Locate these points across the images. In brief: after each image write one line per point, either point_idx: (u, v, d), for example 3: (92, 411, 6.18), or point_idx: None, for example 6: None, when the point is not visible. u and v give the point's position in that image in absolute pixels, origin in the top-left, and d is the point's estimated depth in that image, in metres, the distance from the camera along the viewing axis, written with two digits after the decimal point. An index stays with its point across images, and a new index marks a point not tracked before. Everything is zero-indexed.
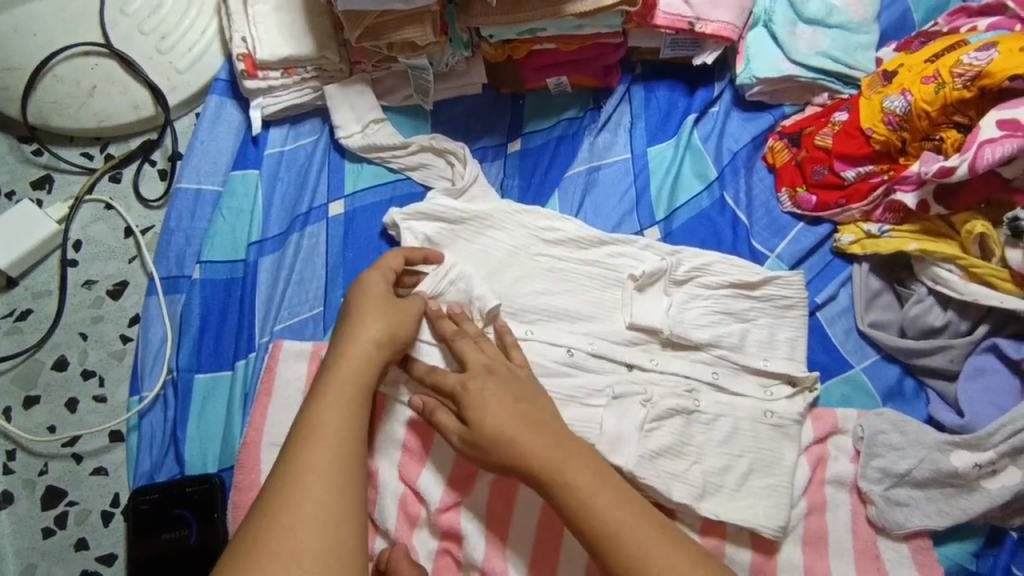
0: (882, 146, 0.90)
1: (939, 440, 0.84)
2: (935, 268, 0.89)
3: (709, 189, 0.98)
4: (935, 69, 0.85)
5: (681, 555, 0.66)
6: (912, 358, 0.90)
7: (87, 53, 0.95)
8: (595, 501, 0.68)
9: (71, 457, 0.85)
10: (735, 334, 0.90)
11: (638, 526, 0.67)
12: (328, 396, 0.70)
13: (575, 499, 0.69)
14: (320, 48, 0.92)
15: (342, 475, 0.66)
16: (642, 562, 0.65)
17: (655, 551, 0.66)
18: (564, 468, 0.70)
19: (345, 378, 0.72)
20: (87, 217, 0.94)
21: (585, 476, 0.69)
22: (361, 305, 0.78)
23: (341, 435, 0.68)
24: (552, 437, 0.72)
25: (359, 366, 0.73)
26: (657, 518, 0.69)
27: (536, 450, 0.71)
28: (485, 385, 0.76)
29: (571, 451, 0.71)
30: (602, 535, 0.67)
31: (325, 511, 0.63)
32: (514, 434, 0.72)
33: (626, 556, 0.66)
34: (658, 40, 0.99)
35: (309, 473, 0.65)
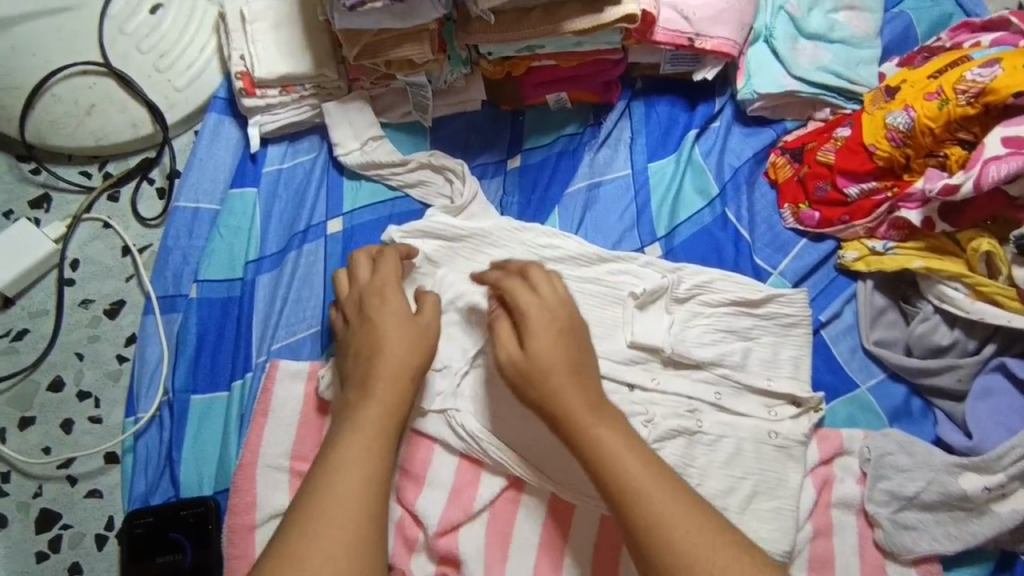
0: (885, 163, 0.89)
1: (948, 462, 0.83)
2: (941, 286, 0.88)
3: (710, 205, 0.97)
4: (938, 85, 0.84)
5: (707, 531, 0.63)
6: (919, 378, 0.89)
7: (85, 72, 0.94)
8: (621, 457, 0.67)
9: (66, 479, 0.85)
10: (737, 352, 0.89)
11: (667, 497, 0.64)
12: (361, 419, 0.69)
13: (604, 460, 0.67)
14: (318, 66, 0.91)
15: (369, 504, 0.64)
16: (661, 522, 0.63)
17: (681, 525, 0.63)
18: (596, 427, 0.69)
19: (375, 400, 0.70)
20: (84, 237, 0.93)
21: (616, 439, 0.68)
22: (381, 330, 0.75)
23: (371, 458, 0.66)
24: (588, 395, 0.70)
25: (388, 394, 0.70)
26: (687, 490, 0.66)
27: (572, 402, 0.70)
28: (547, 313, 0.74)
29: (603, 412, 0.70)
30: (628, 499, 0.65)
31: (349, 529, 0.62)
32: (558, 381, 0.70)
33: (647, 512, 0.64)
34: (658, 55, 0.97)
35: (336, 488, 0.64)
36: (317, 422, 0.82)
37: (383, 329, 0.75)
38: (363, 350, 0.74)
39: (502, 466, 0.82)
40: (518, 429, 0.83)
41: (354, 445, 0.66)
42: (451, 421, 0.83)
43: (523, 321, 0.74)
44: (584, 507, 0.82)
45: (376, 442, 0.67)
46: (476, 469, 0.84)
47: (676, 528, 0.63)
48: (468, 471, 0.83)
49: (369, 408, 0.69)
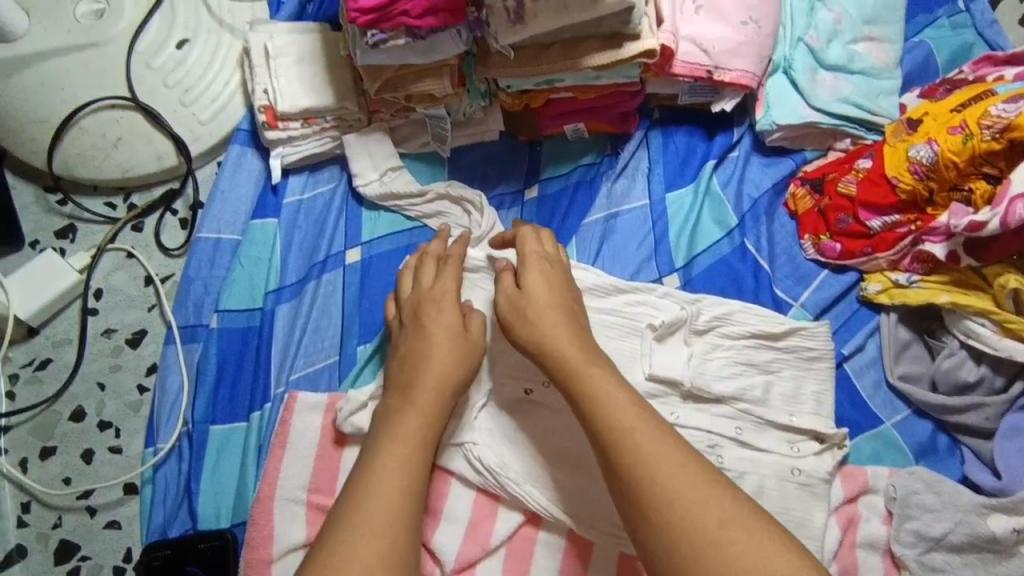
0: (908, 196, 0.88)
1: (976, 503, 0.81)
2: (966, 321, 0.86)
3: (729, 236, 0.96)
4: (961, 119, 0.83)
5: (685, 470, 0.65)
6: (945, 415, 0.88)
7: (113, 106, 0.96)
8: (602, 395, 0.71)
9: (86, 510, 0.85)
10: (758, 387, 0.88)
11: (648, 433, 0.67)
12: (402, 427, 0.70)
13: (589, 399, 0.71)
14: (340, 99, 0.93)
15: (410, 507, 0.66)
16: (632, 454, 0.66)
17: (660, 462, 0.66)
18: (583, 367, 0.73)
19: (417, 411, 0.72)
20: (108, 267, 0.95)
21: (602, 380, 0.72)
22: (430, 345, 0.76)
23: (415, 467, 0.68)
24: (577, 338, 0.75)
25: (427, 406, 0.72)
26: (669, 432, 0.68)
27: (561, 343, 0.75)
28: (543, 266, 0.81)
29: (592, 354, 0.74)
30: (609, 432, 0.68)
31: (395, 528, 0.64)
32: (548, 321, 0.76)
33: (620, 442, 0.67)
34: (676, 87, 0.97)
35: (377, 490, 0.66)
36: (335, 454, 0.82)
37: (432, 343, 0.76)
38: (413, 360, 0.76)
39: (519, 500, 0.82)
40: (536, 458, 0.83)
41: (397, 453, 0.68)
42: (469, 454, 0.82)
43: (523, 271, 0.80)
44: (602, 544, 0.81)
45: (417, 453, 0.69)
46: (493, 503, 0.83)
47: (645, 458, 0.66)
48: (484, 505, 0.83)
49: (408, 417, 0.71)
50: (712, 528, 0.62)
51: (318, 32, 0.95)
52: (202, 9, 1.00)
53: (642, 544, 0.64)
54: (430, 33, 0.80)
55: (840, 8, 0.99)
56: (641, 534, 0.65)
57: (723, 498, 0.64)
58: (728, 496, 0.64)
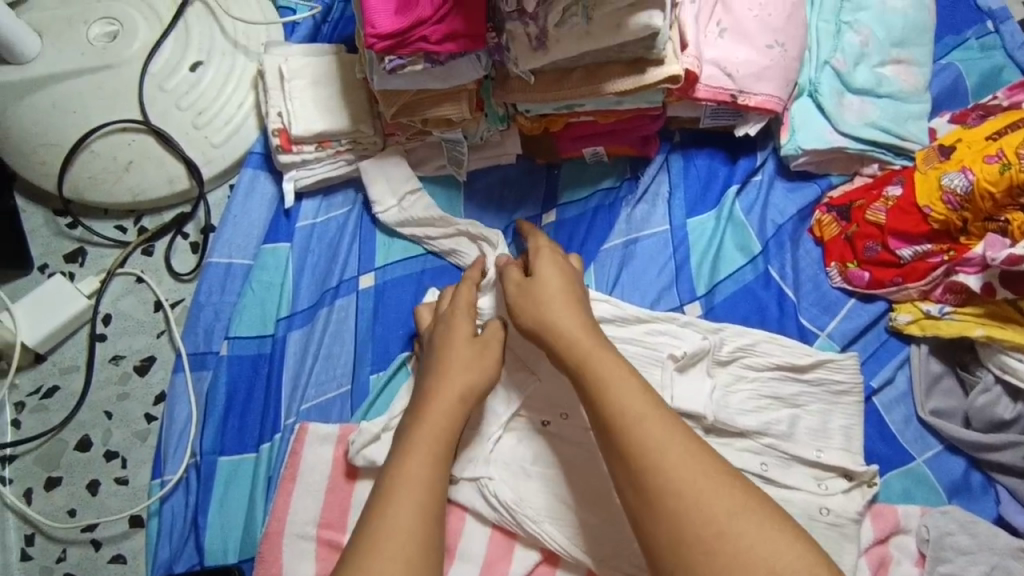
0: (941, 225, 0.84)
1: (1013, 546, 0.78)
2: (1002, 356, 0.84)
3: (752, 263, 0.93)
4: (998, 147, 0.80)
5: (694, 458, 0.62)
6: (979, 452, 0.84)
7: (125, 129, 0.94)
8: (608, 380, 0.67)
9: (90, 543, 0.83)
10: (784, 421, 0.84)
11: (656, 419, 0.64)
12: (424, 438, 0.68)
13: (596, 381, 0.68)
14: (355, 122, 0.91)
15: (434, 522, 0.63)
16: (640, 443, 0.63)
17: (668, 449, 0.62)
18: (591, 351, 0.70)
19: (439, 424, 0.69)
20: (117, 291, 0.93)
21: (609, 363, 0.69)
22: (446, 355, 0.74)
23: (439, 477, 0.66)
24: (586, 323, 0.73)
25: (443, 417, 0.69)
26: (679, 420, 0.65)
27: (569, 327, 0.72)
28: (554, 257, 0.79)
29: (600, 338, 0.71)
30: (615, 417, 0.65)
31: (421, 542, 0.61)
32: (556, 305, 0.74)
33: (627, 430, 0.64)
34: (699, 110, 0.95)
35: (399, 505, 0.63)
36: (346, 488, 0.80)
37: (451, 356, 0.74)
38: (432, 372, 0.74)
39: (536, 538, 0.79)
40: (555, 491, 0.80)
41: (421, 467, 0.66)
42: (484, 490, 0.80)
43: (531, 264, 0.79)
44: None
45: (440, 468, 0.66)
46: (509, 540, 0.80)
47: (653, 445, 0.62)
48: (500, 542, 0.80)
49: (427, 430, 0.69)
50: (722, 518, 0.58)
51: (334, 54, 0.93)
52: (216, 30, 0.98)
53: (647, 535, 0.61)
54: (449, 59, 0.78)
55: (867, 30, 0.97)
56: (645, 523, 0.61)
57: (734, 489, 0.60)
58: (737, 486, 0.61)
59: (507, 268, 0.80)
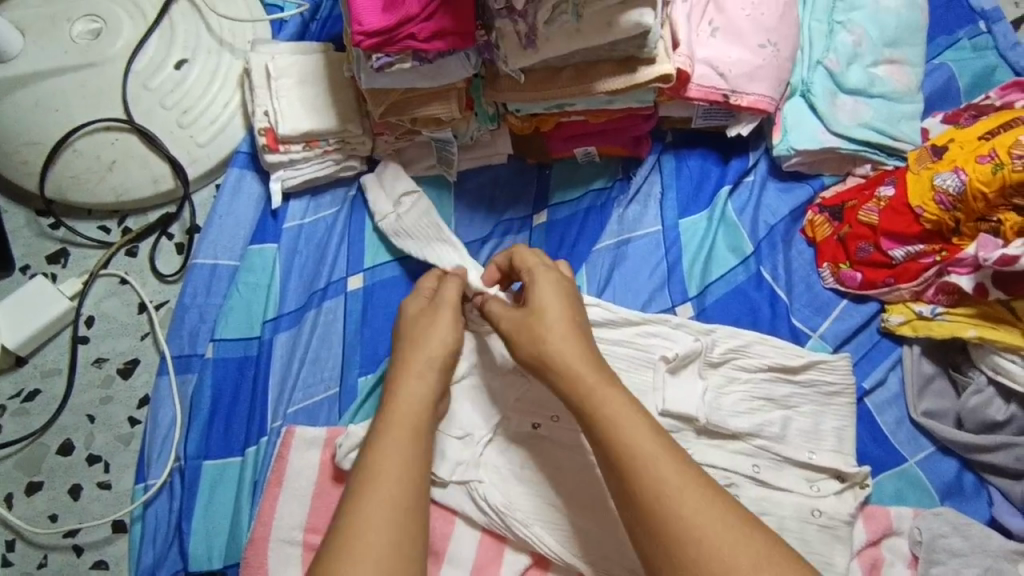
0: (933, 226, 0.84)
1: (1006, 548, 0.78)
2: (995, 357, 0.83)
3: (745, 263, 0.92)
4: (991, 147, 0.79)
5: (711, 504, 0.61)
6: (971, 453, 0.84)
7: (108, 128, 0.93)
8: (619, 420, 0.65)
9: (72, 549, 0.81)
10: (777, 423, 0.84)
11: (671, 464, 0.62)
12: (398, 417, 0.66)
13: (605, 423, 0.65)
14: (343, 121, 0.89)
15: (410, 512, 0.61)
16: (659, 490, 0.61)
17: (685, 496, 0.61)
18: (597, 388, 0.67)
19: (409, 399, 0.68)
20: (100, 293, 0.91)
21: (617, 402, 0.66)
22: (409, 330, 0.73)
23: (412, 452, 0.65)
24: (589, 353, 0.70)
25: (410, 402, 0.68)
26: (695, 464, 0.64)
27: (574, 360, 0.69)
28: (551, 272, 0.75)
29: (605, 373, 0.69)
30: (626, 459, 0.63)
31: (399, 537, 0.60)
32: (557, 336, 0.70)
33: (643, 476, 0.62)
34: (691, 110, 0.94)
35: (374, 496, 0.61)
36: (333, 492, 0.78)
37: (417, 322, 0.74)
38: (402, 340, 0.73)
39: (526, 542, 0.78)
40: (546, 496, 0.79)
41: (395, 452, 0.64)
42: (474, 493, 0.79)
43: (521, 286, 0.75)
44: None
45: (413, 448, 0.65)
46: (499, 544, 0.79)
47: (672, 493, 0.61)
48: (490, 546, 0.79)
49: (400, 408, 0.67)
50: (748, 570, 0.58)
51: (322, 53, 0.92)
52: (202, 28, 0.97)
53: None
54: (437, 57, 0.77)
55: (860, 30, 0.96)
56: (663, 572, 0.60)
57: (753, 536, 0.59)
58: (755, 533, 0.60)
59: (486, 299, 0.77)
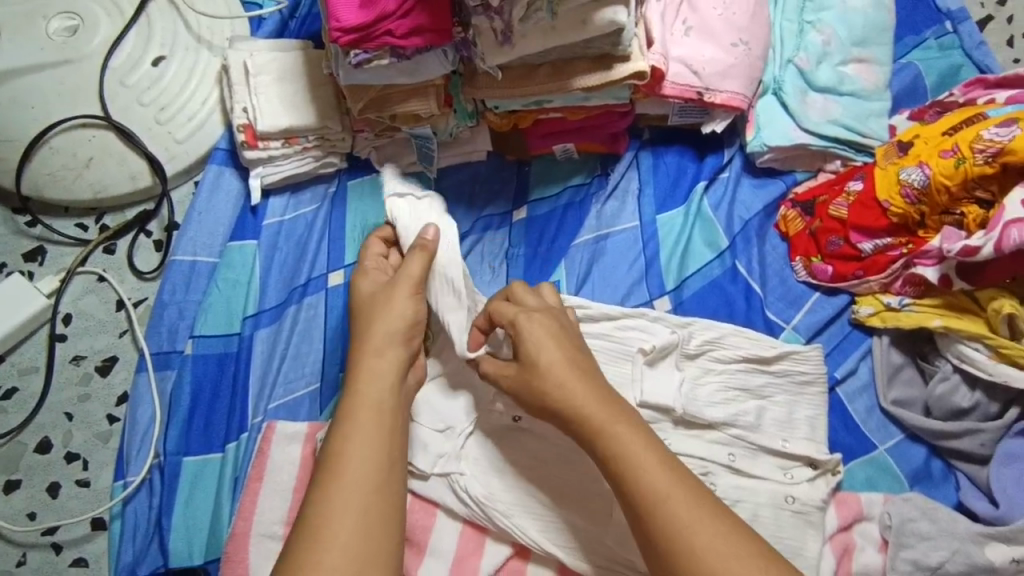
0: (899, 219, 0.86)
1: (973, 531, 0.80)
2: (960, 345, 0.85)
3: (720, 258, 0.94)
4: (953, 142, 0.81)
5: (730, 538, 0.60)
6: (939, 440, 0.86)
7: (85, 125, 0.92)
8: (629, 454, 0.64)
9: (51, 547, 0.81)
10: (751, 412, 0.85)
11: (681, 497, 0.62)
12: (361, 398, 0.66)
13: (618, 458, 0.64)
14: (322, 118, 0.90)
15: (379, 496, 0.62)
16: (670, 524, 0.61)
17: (702, 531, 0.60)
18: (606, 424, 0.66)
19: (371, 375, 0.67)
20: (77, 291, 0.91)
21: (628, 436, 0.65)
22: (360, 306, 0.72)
23: (378, 434, 0.64)
24: (597, 388, 0.68)
25: (372, 380, 0.67)
26: (708, 495, 0.63)
27: (579, 399, 0.67)
28: (542, 319, 0.71)
29: (616, 407, 0.67)
30: (639, 494, 0.62)
31: (369, 522, 0.60)
32: (558, 378, 0.68)
33: (654, 511, 0.61)
34: (666, 107, 0.96)
35: (343, 484, 0.61)
36: None
37: (375, 297, 0.72)
38: (361, 315, 0.72)
39: (507, 533, 0.79)
40: (526, 489, 0.80)
41: (361, 437, 0.64)
42: (455, 485, 0.80)
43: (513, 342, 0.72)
44: None
45: (376, 427, 0.65)
46: (479, 535, 0.81)
47: (682, 526, 0.60)
48: (471, 538, 0.80)
49: (363, 385, 0.67)
50: None
51: (300, 50, 0.92)
52: (179, 26, 0.97)
53: None
54: (415, 54, 0.78)
55: (830, 30, 0.99)
56: None
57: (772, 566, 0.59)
58: (773, 565, 0.59)
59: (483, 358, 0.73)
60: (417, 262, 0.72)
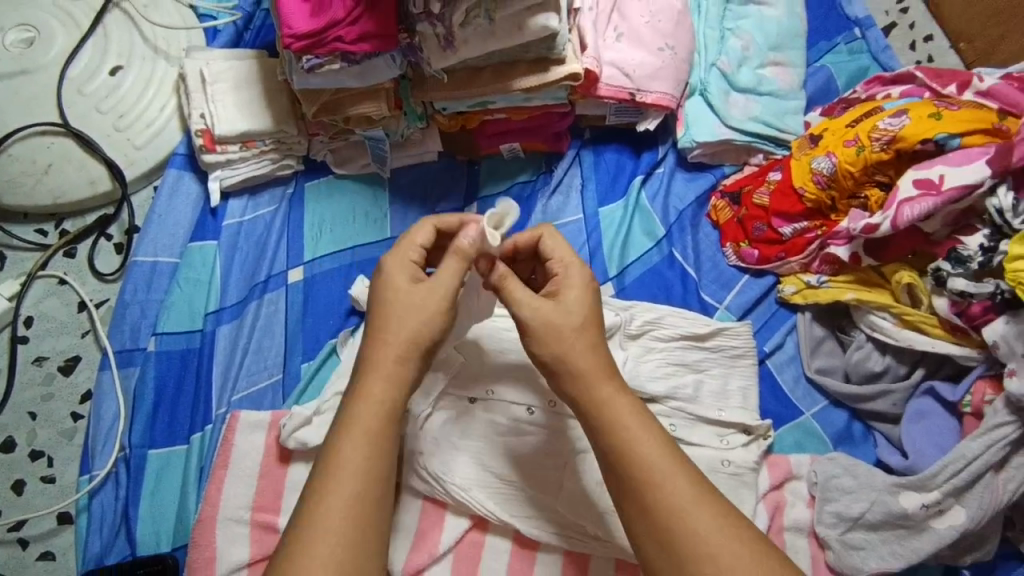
0: (814, 204, 0.95)
1: (888, 482, 0.88)
2: (871, 316, 0.93)
3: (658, 246, 1.02)
4: (855, 133, 0.90)
5: (729, 525, 0.60)
6: (857, 403, 0.94)
7: (45, 132, 0.95)
8: (629, 431, 0.64)
9: (17, 542, 0.83)
10: (689, 385, 0.92)
11: (681, 478, 0.62)
12: (372, 399, 0.63)
13: (622, 436, 0.64)
14: (278, 123, 0.94)
15: (374, 504, 0.60)
16: (668, 505, 0.60)
17: (703, 515, 0.60)
18: (609, 401, 0.65)
19: (383, 373, 0.64)
20: (39, 294, 0.93)
21: (633, 415, 0.65)
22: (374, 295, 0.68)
23: (383, 438, 0.62)
24: (601, 361, 0.67)
25: (386, 380, 0.64)
26: (705, 479, 0.63)
27: (587, 369, 0.66)
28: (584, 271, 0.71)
29: (623, 386, 0.67)
30: (640, 471, 0.62)
31: (362, 531, 0.59)
32: (575, 346, 0.67)
33: (653, 490, 0.61)
34: (603, 108, 1.03)
35: (340, 488, 0.59)
36: (279, 472, 0.82)
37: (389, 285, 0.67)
38: None
39: (465, 506, 0.84)
40: (482, 460, 0.86)
41: (365, 438, 0.61)
42: (415, 464, 0.84)
43: (553, 282, 0.70)
44: (548, 544, 0.84)
45: (380, 430, 0.62)
46: (440, 510, 0.86)
47: (680, 508, 0.60)
48: (432, 513, 0.85)
49: (376, 383, 0.64)
50: None
51: (255, 59, 0.97)
52: (136, 37, 1.00)
53: None
54: (365, 58, 0.83)
55: (748, 36, 1.08)
56: None
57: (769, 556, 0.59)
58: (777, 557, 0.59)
59: (506, 281, 0.69)
60: (451, 267, 0.67)
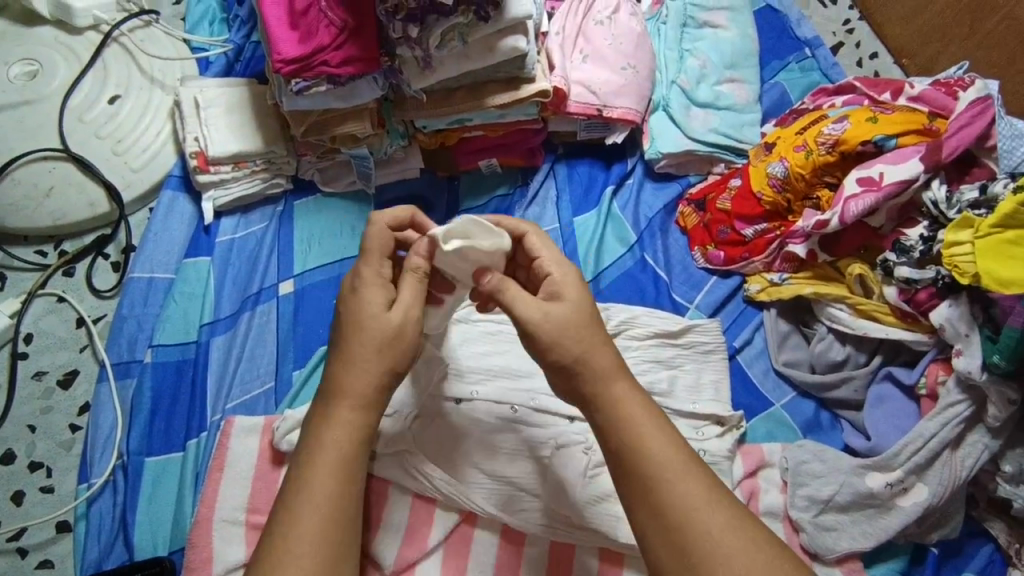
0: (772, 207, 1.02)
1: (854, 465, 0.92)
2: (828, 308, 0.99)
3: (631, 251, 1.08)
4: (803, 139, 0.98)
5: (743, 527, 0.57)
6: (822, 392, 1.00)
7: (46, 158, 1.00)
8: (640, 430, 0.61)
9: (16, 551, 0.85)
10: (665, 380, 0.96)
11: (693, 478, 0.59)
12: (341, 424, 0.61)
13: (635, 434, 0.61)
14: (268, 144, 1.00)
15: (344, 528, 0.59)
16: (682, 507, 0.58)
17: (717, 518, 0.58)
18: (619, 398, 0.63)
19: (354, 400, 0.62)
20: (39, 310, 0.97)
21: (644, 413, 0.63)
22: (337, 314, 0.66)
23: (354, 462, 0.61)
24: (610, 359, 0.65)
25: (356, 407, 0.62)
26: (718, 481, 0.61)
27: (600, 366, 0.64)
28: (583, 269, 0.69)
29: (634, 384, 0.65)
30: (652, 471, 0.59)
31: (333, 557, 0.57)
32: (583, 348, 0.64)
33: (666, 490, 0.59)
34: (574, 124, 1.10)
35: (309, 516, 0.58)
36: (273, 473, 0.85)
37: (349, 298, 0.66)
38: None
39: (453, 500, 0.87)
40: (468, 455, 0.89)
41: (334, 463, 0.60)
42: (404, 461, 0.88)
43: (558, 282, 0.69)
44: (535, 535, 0.87)
45: (350, 455, 0.61)
46: (429, 507, 0.89)
47: (694, 509, 0.58)
48: (421, 509, 0.88)
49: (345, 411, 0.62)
50: None
51: (245, 86, 1.04)
52: (133, 69, 1.07)
53: None
54: (349, 81, 0.90)
55: (704, 56, 1.17)
56: None
57: (784, 559, 0.57)
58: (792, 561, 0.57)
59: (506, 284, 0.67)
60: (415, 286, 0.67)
